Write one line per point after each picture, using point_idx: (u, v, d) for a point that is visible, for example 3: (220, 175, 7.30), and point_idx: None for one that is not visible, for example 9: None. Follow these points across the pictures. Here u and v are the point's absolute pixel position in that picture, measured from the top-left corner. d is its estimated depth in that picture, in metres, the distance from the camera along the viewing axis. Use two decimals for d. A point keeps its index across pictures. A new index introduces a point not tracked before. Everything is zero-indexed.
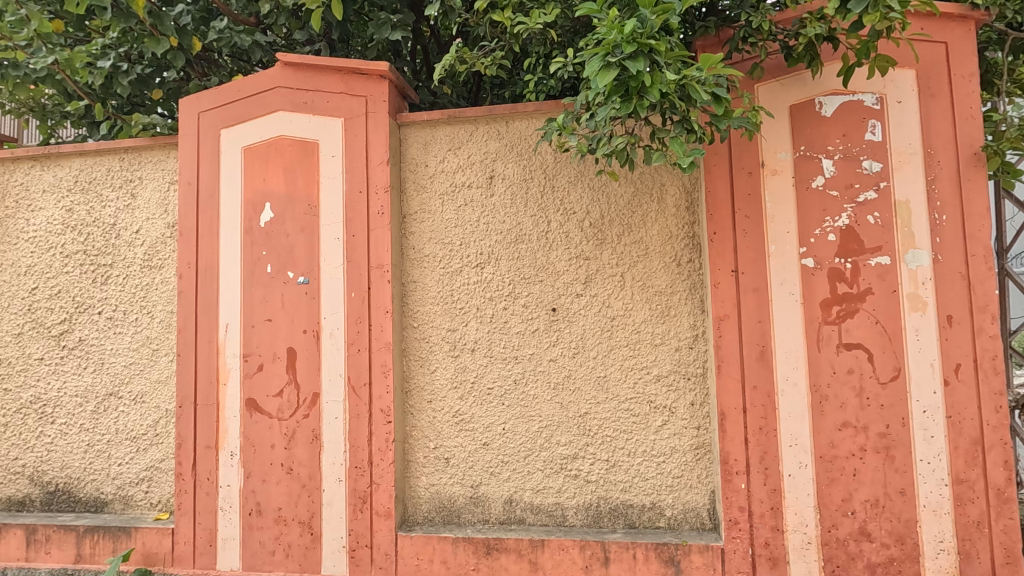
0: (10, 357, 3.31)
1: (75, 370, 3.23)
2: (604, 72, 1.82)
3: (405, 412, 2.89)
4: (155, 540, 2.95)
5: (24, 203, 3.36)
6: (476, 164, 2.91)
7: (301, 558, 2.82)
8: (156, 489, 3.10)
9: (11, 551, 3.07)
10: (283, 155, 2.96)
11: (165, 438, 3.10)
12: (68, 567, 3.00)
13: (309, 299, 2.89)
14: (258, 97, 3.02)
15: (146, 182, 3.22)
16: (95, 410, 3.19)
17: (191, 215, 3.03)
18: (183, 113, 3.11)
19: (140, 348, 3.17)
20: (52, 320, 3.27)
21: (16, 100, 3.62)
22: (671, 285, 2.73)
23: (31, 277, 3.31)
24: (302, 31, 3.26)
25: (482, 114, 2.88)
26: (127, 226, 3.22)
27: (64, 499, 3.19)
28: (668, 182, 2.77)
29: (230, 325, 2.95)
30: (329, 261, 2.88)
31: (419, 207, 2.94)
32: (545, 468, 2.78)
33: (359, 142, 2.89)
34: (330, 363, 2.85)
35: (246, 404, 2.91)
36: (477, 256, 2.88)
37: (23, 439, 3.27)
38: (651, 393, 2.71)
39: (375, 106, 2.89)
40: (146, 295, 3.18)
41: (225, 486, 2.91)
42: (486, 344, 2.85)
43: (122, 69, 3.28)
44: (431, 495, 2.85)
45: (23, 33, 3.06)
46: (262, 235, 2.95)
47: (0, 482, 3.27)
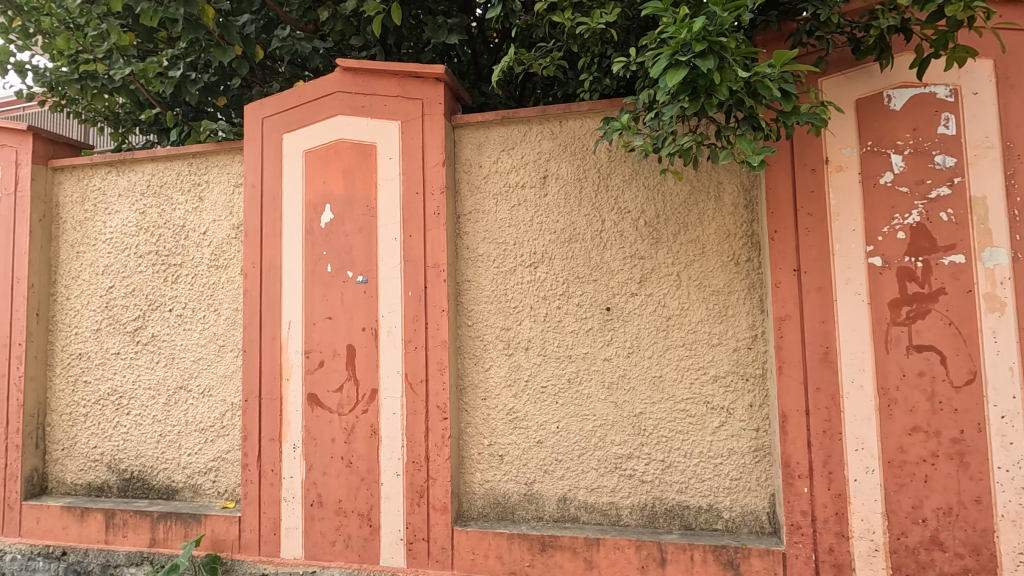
0: (90, 352, 3.52)
1: (148, 365, 3.42)
2: (673, 72, 1.82)
3: (460, 409, 2.94)
4: (223, 528, 3.09)
5: (101, 206, 3.57)
6: (530, 164, 2.93)
7: (361, 549, 2.90)
8: (223, 479, 3.25)
9: (92, 534, 3.26)
10: (342, 158, 3.05)
11: (231, 430, 3.24)
12: (143, 551, 3.18)
13: (367, 298, 2.97)
14: (318, 102, 3.12)
15: (213, 185, 3.38)
16: (167, 403, 3.36)
17: (256, 217, 3.16)
18: (248, 119, 3.24)
19: (207, 344, 3.32)
20: (127, 317, 3.47)
21: (93, 109, 3.83)
22: (729, 284, 2.69)
23: (109, 276, 3.52)
24: (358, 36, 3.35)
25: (537, 115, 2.90)
26: (195, 228, 3.38)
27: (139, 486, 3.38)
28: (725, 180, 2.72)
29: (292, 323, 3.06)
30: (386, 260, 2.96)
31: (473, 208, 2.99)
32: (599, 467, 2.78)
33: (416, 144, 2.95)
34: (388, 360, 2.93)
35: (308, 399, 3.02)
36: (531, 255, 2.90)
37: (102, 429, 3.47)
38: (708, 393, 2.68)
39: (431, 108, 2.95)
40: (213, 294, 3.33)
41: (289, 478, 3.02)
42: (540, 343, 2.87)
43: (191, 78, 3.44)
44: (485, 491, 2.90)
45: (102, 47, 3.30)
46: (323, 235, 3.05)
47: (81, 469, 3.49)
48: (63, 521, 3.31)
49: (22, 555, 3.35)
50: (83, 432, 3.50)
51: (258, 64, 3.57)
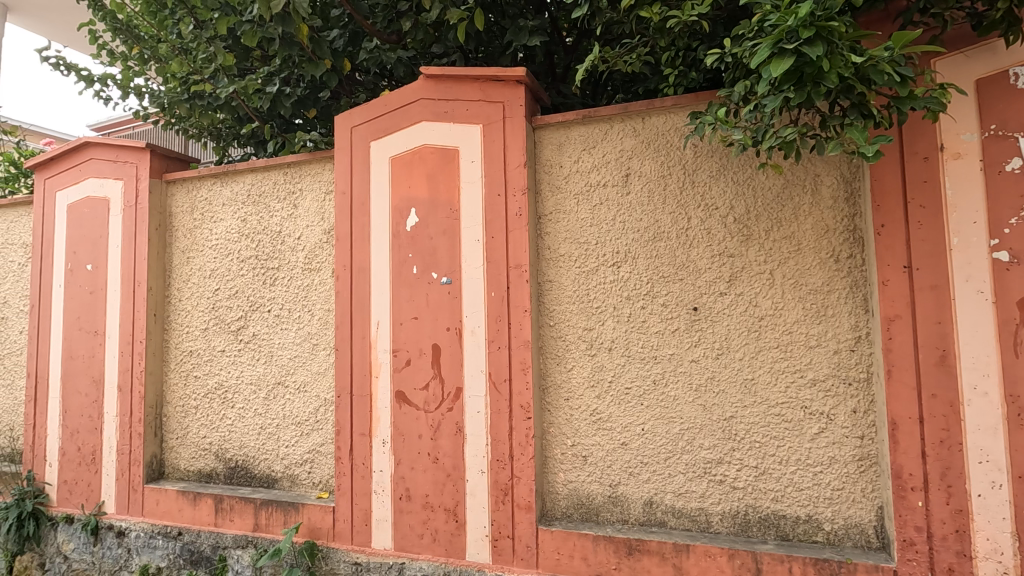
0: (199, 349, 3.82)
1: (250, 361, 3.67)
2: (778, 61, 1.74)
3: (543, 408, 2.96)
4: (318, 517, 3.27)
5: (208, 215, 3.87)
6: (611, 162, 2.90)
7: (447, 544, 2.98)
8: (317, 471, 3.43)
9: (203, 517, 3.55)
10: (426, 163, 3.14)
11: (324, 424, 3.42)
12: (248, 535, 3.42)
13: (451, 298, 3.04)
14: (403, 110, 3.22)
15: (306, 193, 3.58)
16: (266, 397, 3.60)
17: (346, 221, 3.32)
18: (339, 128, 3.40)
19: (303, 342, 3.52)
20: (231, 317, 3.74)
21: (200, 125, 4.16)
22: (828, 283, 2.54)
23: (214, 279, 3.81)
24: (439, 44, 3.43)
25: (618, 112, 2.86)
26: (290, 233, 3.60)
27: (242, 475, 3.64)
28: (823, 172, 2.57)
29: (381, 323, 3.19)
30: (469, 261, 3.02)
31: (554, 208, 2.99)
32: (687, 472, 2.70)
33: (497, 146, 2.99)
34: (472, 359, 2.98)
35: (396, 396, 3.13)
36: (614, 255, 2.87)
37: (210, 420, 3.76)
38: (806, 398, 2.54)
39: (512, 110, 2.97)
40: (307, 295, 3.53)
41: (379, 471, 3.15)
42: (623, 343, 2.83)
43: (285, 92, 3.65)
44: (569, 491, 2.89)
45: (210, 68, 3.57)
46: (408, 238, 3.15)
47: (193, 456, 3.80)
48: (179, 503, 3.62)
49: (144, 533, 3.68)
50: (194, 423, 3.81)
51: (346, 76, 3.74)
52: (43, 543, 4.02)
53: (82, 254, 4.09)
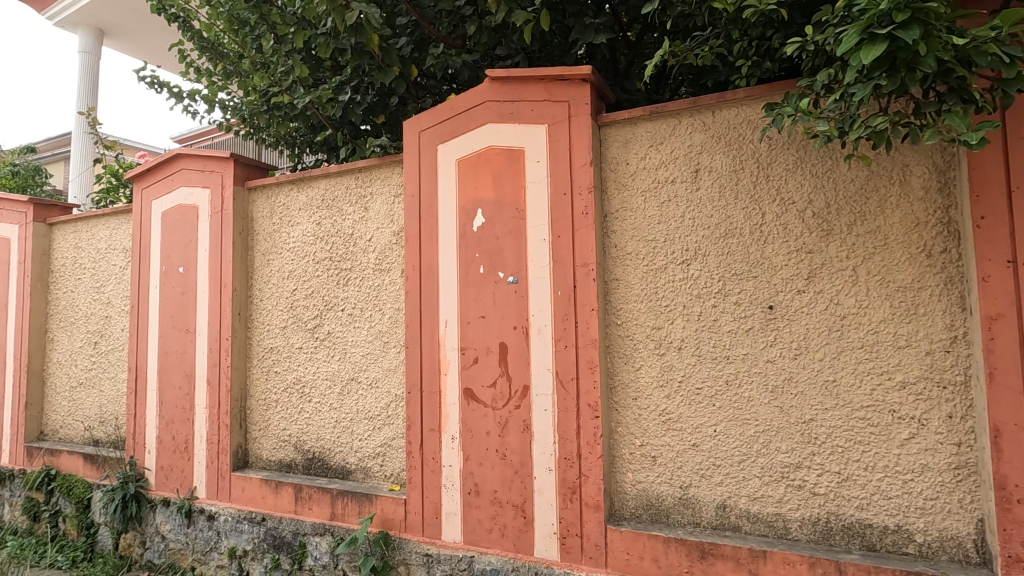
0: (279, 346, 4.05)
1: (325, 358, 3.85)
2: (868, 47, 1.67)
3: (610, 407, 2.94)
4: (391, 508, 3.39)
5: (285, 219, 4.09)
6: (680, 158, 2.84)
7: (516, 539, 3.02)
8: (389, 464, 3.56)
9: (285, 504, 3.75)
10: (492, 164, 3.18)
11: (395, 419, 3.55)
12: (325, 523, 3.59)
13: (518, 297, 3.08)
14: (468, 112, 3.28)
15: (377, 196, 3.71)
16: (341, 392, 3.76)
17: (415, 223, 3.41)
18: (407, 133, 3.51)
19: (374, 340, 3.66)
20: (308, 315, 3.93)
21: (277, 135, 4.38)
22: (919, 279, 2.39)
23: (292, 280, 4.02)
24: (504, 46, 3.48)
25: (687, 107, 2.80)
26: (362, 235, 3.74)
27: (319, 466, 3.83)
28: (912, 162, 2.42)
29: (449, 322, 3.27)
30: (536, 261, 3.04)
31: (621, 206, 2.97)
32: (763, 475, 2.62)
33: (562, 146, 2.99)
34: (539, 358, 3.01)
35: (464, 393, 3.20)
36: (683, 252, 2.81)
37: (289, 413, 3.98)
38: (894, 401, 2.41)
39: (577, 109, 2.97)
40: (378, 295, 3.67)
41: (448, 466, 3.23)
42: (693, 343, 2.78)
43: (356, 100, 3.79)
44: (638, 491, 2.86)
45: (288, 79, 3.76)
46: (475, 238, 3.21)
47: (274, 447, 4.03)
48: (262, 491, 3.85)
49: (232, 518, 3.95)
50: (275, 416, 4.04)
51: (414, 82, 3.81)
52: (144, 523, 4.38)
53: (175, 257, 4.42)
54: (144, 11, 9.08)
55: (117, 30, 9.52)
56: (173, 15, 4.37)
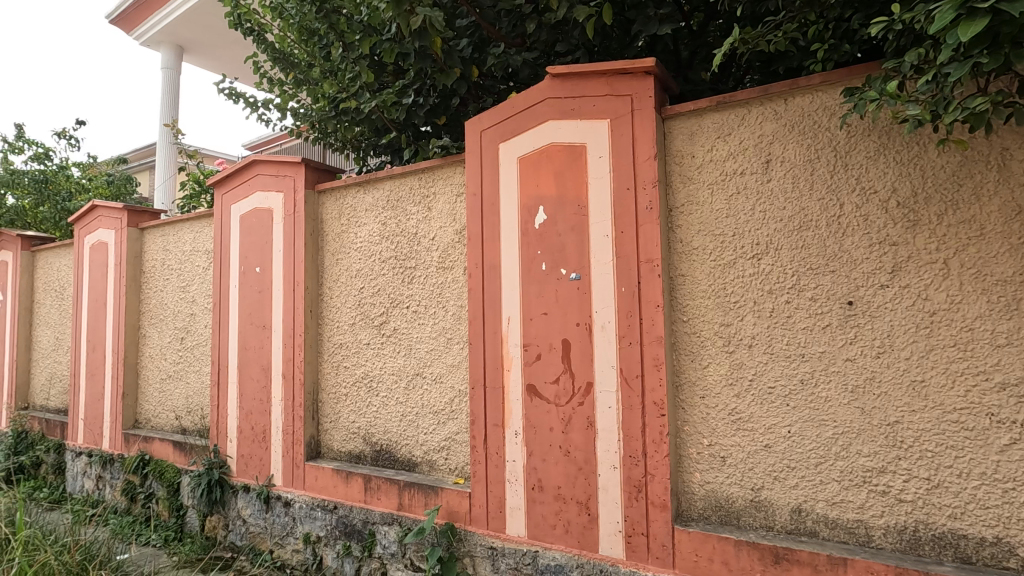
0: (347, 342, 4.22)
1: (391, 354, 3.97)
2: (966, 24, 1.56)
3: (677, 406, 2.88)
4: (456, 501, 3.46)
5: (353, 220, 4.25)
6: (750, 149, 2.74)
7: (580, 536, 3.02)
8: (453, 457, 3.64)
9: (355, 493, 3.91)
10: (554, 161, 3.18)
11: (459, 414, 3.62)
12: (393, 513, 3.72)
13: (581, 294, 3.07)
14: (529, 110, 3.29)
15: (439, 196, 3.79)
16: (407, 386, 3.88)
17: (477, 221, 3.46)
18: (468, 132, 3.55)
19: (438, 336, 3.75)
20: (375, 313, 4.07)
21: (343, 139, 4.54)
22: (1020, 273, 2.21)
23: (359, 279, 4.18)
24: (564, 43, 3.48)
25: (757, 96, 2.70)
26: (425, 234, 3.83)
27: (387, 458, 3.96)
28: (1012, 145, 2.24)
29: (512, 318, 3.30)
30: (599, 257, 3.02)
31: (687, 199, 2.90)
32: (843, 480, 2.49)
33: (625, 140, 2.95)
34: (603, 354, 2.99)
35: (527, 389, 3.22)
36: (753, 246, 2.71)
37: (358, 406, 4.14)
38: (991, 404, 2.24)
39: (640, 103, 2.92)
40: (442, 292, 3.75)
41: (512, 461, 3.26)
42: (765, 340, 2.68)
43: (419, 103, 3.88)
44: (706, 492, 2.80)
45: (355, 85, 3.90)
46: (537, 235, 3.23)
47: (344, 439, 4.20)
48: (334, 480, 4.03)
49: (306, 505, 4.15)
50: (344, 409, 4.21)
51: (475, 83, 3.87)
52: (227, 507, 4.68)
53: (253, 258, 4.69)
54: (219, 27, 9.65)
55: (196, 46, 10.17)
56: (248, 29, 4.62)
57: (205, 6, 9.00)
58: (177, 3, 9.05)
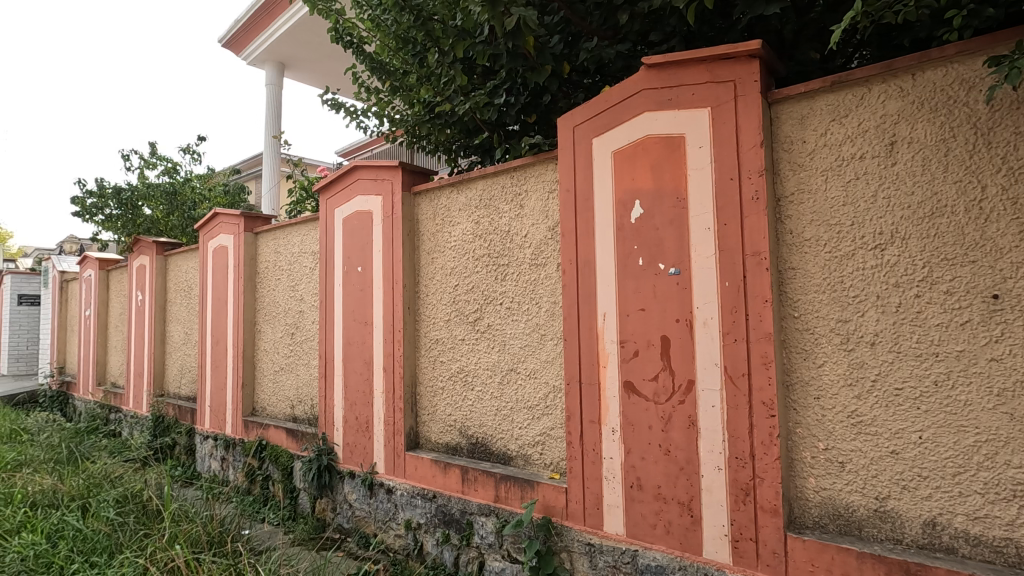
0: (443, 338, 4.36)
1: (486, 349, 4.06)
2: None
3: (788, 407, 2.73)
4: (552, 496, 3.48)
5: (447, 220, 4.39)
6: (870, 131, 2.54)
7: (682, 537, 2.94)
8: (549, 452, 3.66)
9: (453, 484, 4.05)
10: (650, 153, 3.11)
11: (554, 410, 3.63)
12: (490, 504, 3.81)
13: (680, 289, 2.98)
14: (624, 103, 3.24)
15: (531, 193, 3.82)
16: (502, 381, 3.95)
17: (571, 217, 3.45)
18: (561, 129, 3.55)
19: (532, 332, 3.78)
20: (469, 309, 4.18)
21: (436, 142, 4.68)
22: None
23: (454, 276, 4.31)
24: (659, 32, 3.40)
25: (880, 72, 2.49)
26: (518, 231, 3.87)
27: (483, 450, 4.06)
28: None
29: (607, 314, 3.27)
30: (700, 251, 2.92)
31: (797, 188, 2.73)
32: (987, 493, 2.25)
33: (728, 128, 2.83)
34: (705, 351, 2.89)
35: (624, 386, 3.18)
36: (876, 236, 2.51)
37: (454, 400, 4.28)
38: None
39: (745, 88, 2.78)
40: (535, 289, 3.78)
41: (609, 458, 3.23)
42: (891, 338, 2.47)
43: (510, 102, 3.92)
44: (822, 499, 2.63)
45: (449, 89, 4.01)
46: (633, 230, 3.17)
47: (441, 431, 4.35)
48: (432, 471, 4.19)
49: (407, 493, 4.36)
50: (441, 402, 4.37)
51: (565, 80, 3.85)
52: (335, 491, 5.02)
53: (355, 258, 4.97)
54: (316, 43, 10.30)
55: (296, 62, 10.92)
56: (349, 42, 4.87)
57: (304, 24, 9.65)
58: (280, 23, 9.78)
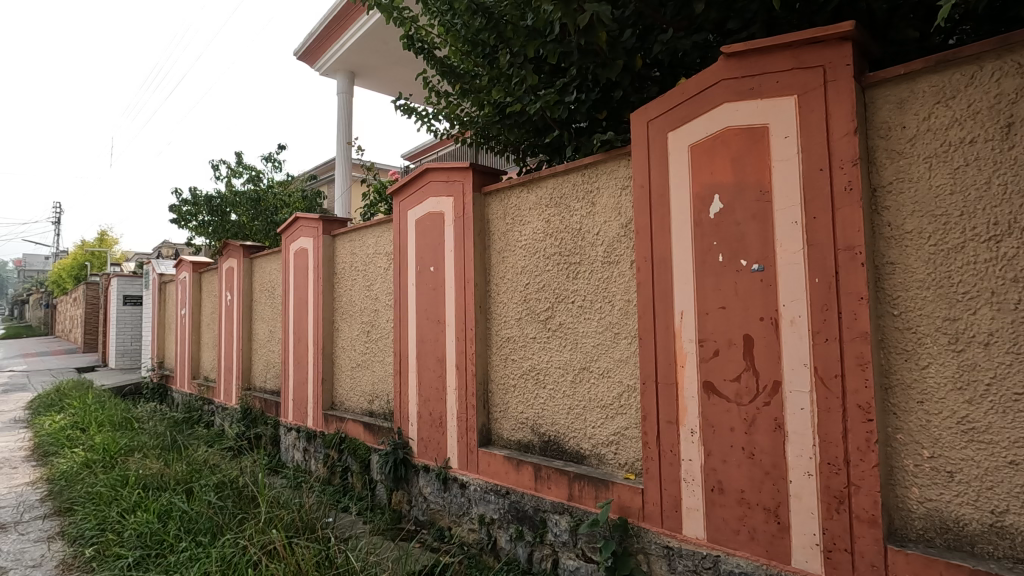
0: (515, 336, 4.40)
1: (558, 348, 4.06)
2: None
3: (887, 411, 2.56)
4: (628, 497, 3.43)
5: (517, 219, 4.42)
6: (982, 113, 2.33)
7: (768, 545, 2.82)
8: (624, 452, 3.61)
9: (526, 481, 4.08)
10: (730, 145, 3.00)
11: (628, 410, 3.58)
12: (564, 503, 3.81)
13: (765, 286, 2.86)
14: (701, 94, 3.14)
15: (603, 190, 3.77)
16: (574, 380, 3.94)
17: (645, 214, 3.39)
18: (634, 124, 3.49)
19: (605, 331, 3.75)
20: (540, 308, 4.20)
21: (505, 143, 4.72)
22: None
23: (525, 275, 4.33)
24: (738, 19, 3.29)
25: (993, 48, 2.29)
26: (590, 229, 3.84)
27: (555, 449, 4.07)
28: None
29: (685, 312, 3.19)
30: (787, 246, 2.79)
31: (896, 177, 2.55)
32: None
33: (817, 116, 2.68)
34: (793, 351, 2.76)
35: (703, 386, 3.09)
36: (990, 227, 2.31)
37: (526, 398, 4.31)
38: None
39: (835, 73, 2.62)
40: (608, 287, 3.74)
41: (688, 460, 3.15)
42: (1008, 338, 2.26)
43: (581, 100, 3.89)
44: (927, 511, 2.45)
45: (519, 89, 4.02)
46: (712, 226, 3.07)
47: (513, 429, 4.40)
48: (505, 467, 4.24)
49: (481, 488, 4.44)
50: (513, 399, 4.41)
51: (637, 74, 3.79)
52: (410, 484, 5.19)
53: (427, 259, 5.11)
54: (385, 51, 10.66)
55: (365, 70, 11.36)
56: (420, 48, 5.01)
57: (373, 34, 10.03)
58: (350, 33, 10.21)
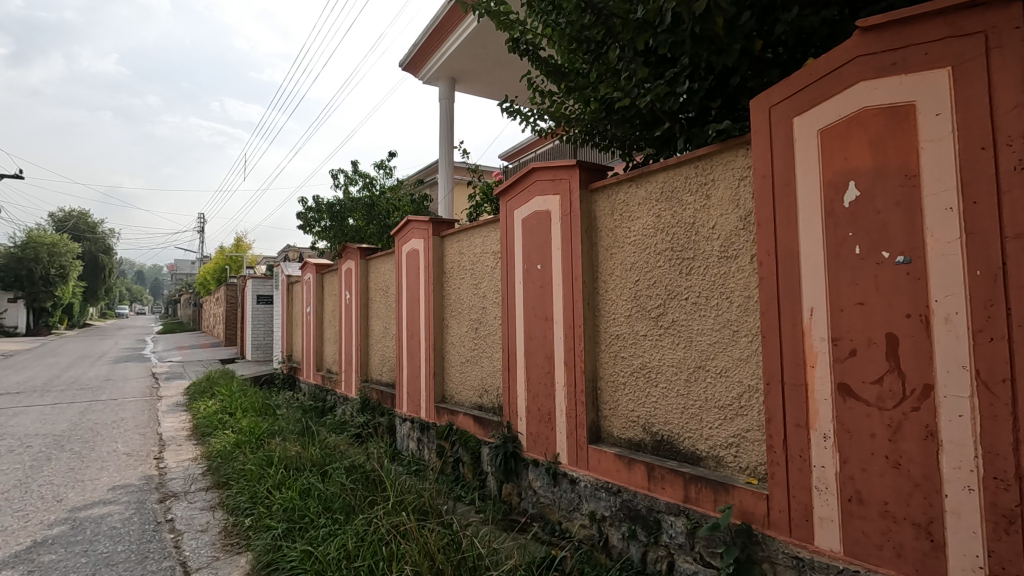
0: (625, 333, 4.35)
1: (670, 345, 3.96)
2: None
3: None
4: (751, 502, 3.28)
5: (625, 215, 4.36)
6: None
7: (919, 563, 2.58)
8: (744, 456, 3.46)
9: (638, 480, 4.03)
10: (869, 127, 2.76)
11: (750, 411, 3.42)
12: (680, 504, 3.72)
13: (912, 280, 2.60)
14: (832, 74, 2.91)
15: (719, 182, 3.62)
16: (688, 378, 3.83)
17: (769, 205, 3.20)
18: (755, 111, 3.30)
19: (722, 329, 3.60)
20: (651, 305, 4.12)
21: (611, 139, 4.68)
22: None
23: (634, 272, 4.27)
24: None
25: None
26: (705, 224, 3.70)
27: (668, 448, 3.98)
28: None
29: (816, 309, 2.98)
30: (939, 235, 2.52)
31: None
32: None
33: (978, 89, 2.39)
34: (948, 351, 2.49)
35: (838, 388, 2.87)
36: None
37: (637, 396, 4.25)
38: None
39: (1001, 39, 2.33)
40: (725, 283, 3.58)
41: (820, 467, 2.94)
42: None
43: (694, 90, 3.75)
44: None
45: (628, 83, 3.95)
46: (847, 215, 2.84)
47: (624, 427, 4.36)
48: (616, 465, 4.22)
49: (591, 485, 4.46)
50: (623, 398, 4.37)
51: (755, 59, 3.60)
52: (520, 477, 5.33)
53: (534, 257, 5.20)
54: (484, 55, 10.95)
55: (466, 75, 11.73)
56: (525, 50, 5.10)
57: (473, 40, 10.34)
58: (451, 41, 10.59)
